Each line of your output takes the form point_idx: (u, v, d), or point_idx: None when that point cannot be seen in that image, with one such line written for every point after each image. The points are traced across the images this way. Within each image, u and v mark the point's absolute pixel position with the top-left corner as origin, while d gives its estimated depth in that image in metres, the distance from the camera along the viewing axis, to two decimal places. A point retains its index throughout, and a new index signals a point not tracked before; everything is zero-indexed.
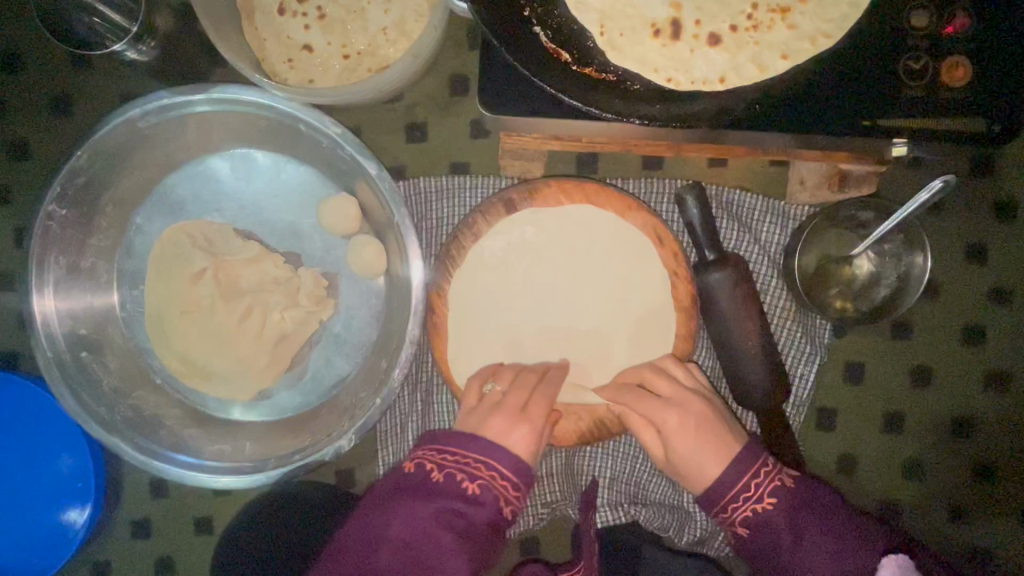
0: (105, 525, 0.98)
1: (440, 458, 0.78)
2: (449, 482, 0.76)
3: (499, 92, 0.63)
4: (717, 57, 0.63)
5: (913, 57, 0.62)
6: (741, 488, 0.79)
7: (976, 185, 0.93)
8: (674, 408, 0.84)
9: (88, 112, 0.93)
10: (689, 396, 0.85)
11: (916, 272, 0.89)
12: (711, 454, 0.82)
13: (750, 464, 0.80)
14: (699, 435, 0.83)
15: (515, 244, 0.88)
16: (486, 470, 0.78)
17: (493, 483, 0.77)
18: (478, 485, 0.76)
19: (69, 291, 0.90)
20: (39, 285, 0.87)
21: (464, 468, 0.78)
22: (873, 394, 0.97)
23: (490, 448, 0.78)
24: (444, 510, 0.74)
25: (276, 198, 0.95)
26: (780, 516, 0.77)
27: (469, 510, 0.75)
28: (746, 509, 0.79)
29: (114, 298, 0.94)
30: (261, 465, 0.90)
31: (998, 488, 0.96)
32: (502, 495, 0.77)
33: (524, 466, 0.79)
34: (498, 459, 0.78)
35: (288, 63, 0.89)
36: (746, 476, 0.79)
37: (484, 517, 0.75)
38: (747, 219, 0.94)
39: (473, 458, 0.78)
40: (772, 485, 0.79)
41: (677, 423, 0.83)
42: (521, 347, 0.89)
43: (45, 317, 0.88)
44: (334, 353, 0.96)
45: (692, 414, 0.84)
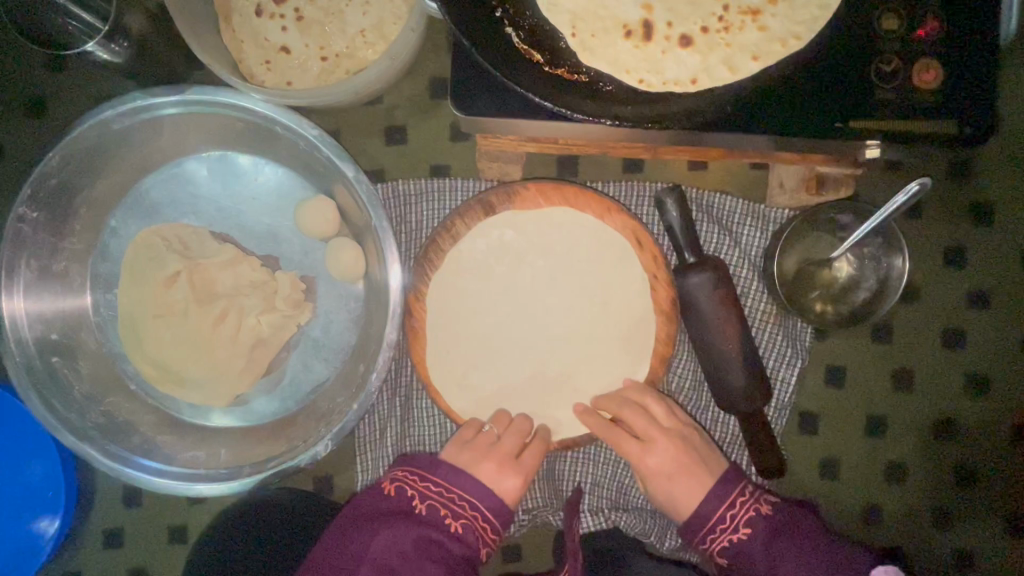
0: (76, 535, 0.96)
1: (427, 488, 0.82)
2: (433, 515, 0.80)
3: (472, 93, 0.63)
4: (689, 58, 0.62)
5: (885, 60, 0.62)
6: (719, 519, 0.82)
7: (955, 188, 0.94)
8: (653, 450, 0.86)
9: (61, 113, 0.91)
10: (667, 436, 0.87)
11: (895, 274, 0.89)
12: (690, 488, 0.86)
13: (726, 495, 0.84)
14: (675, 479, 0.86)
15: (495, 248, 0.88)
16: (468, 508, 0.81)
17: (473, 521, 0.81)
18: (460, 523, 0.80)
19: (41, 294, 0.89)
20: (9, 286, 0.85)
21: (447, 503, 0.81)
22: (854, 398, 0.97)
23: (473, 488, 0.82)
24: (426, 543, 0.78)
25: (254, 201, 0.94)
26: (758, 546, 0.80)
27: (449, 546, 0.78)
28: (723, 540, 0.82)
29: (87, 300, 0.93)
30: (235, 473, 0.88)
31: (981, 492, 0.96)
32: (481, 534, 0.81)
33: (502, 507, 0.83)
34: (481, 498, 0.82)
35: (265, 65, 0.88)
36: (724, 507, 0.83)
37: (462, 554, 0.78)
38: (728, 222, 0.94)
39: (456, 493, 0.82)
40: (747, 514, 0.82)
41: (657, 464, 0.86)
42: (501, 352, 0.89)
43: (15, 319, 0.86)
44: (312, 358, 0.95)
45: (671, 453, 0.86)
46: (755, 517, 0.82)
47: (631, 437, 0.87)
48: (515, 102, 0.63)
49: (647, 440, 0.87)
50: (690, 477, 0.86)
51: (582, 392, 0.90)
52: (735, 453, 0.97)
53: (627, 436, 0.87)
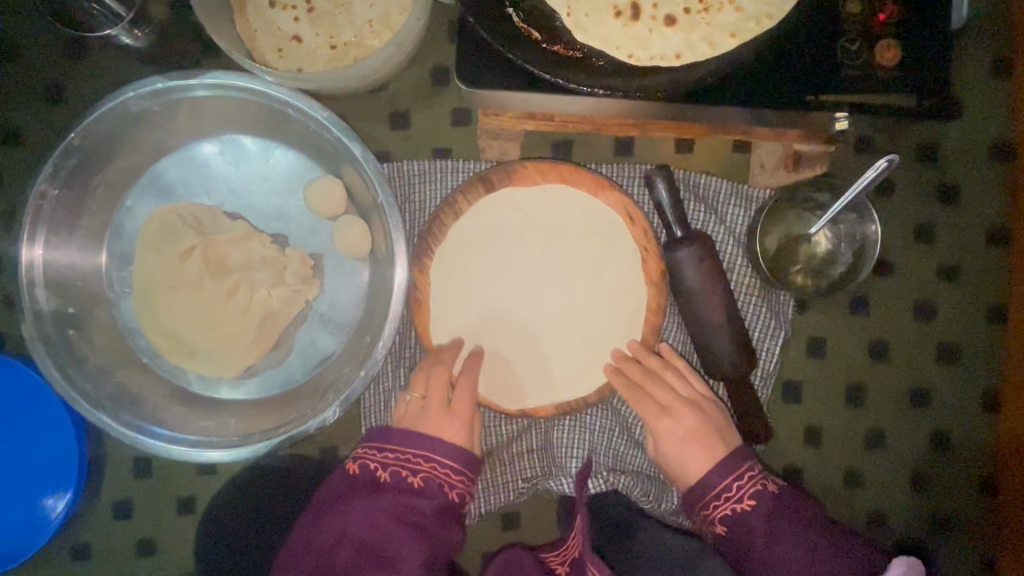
0: (87, 506, 0.98)
1: (384, 457, 0.86)
2: (395, 479, 0.84)
3: (475, 68, 0.68)
4: (674, 36, 0.68)
5: (849, 40, 0.69)
6: (724, 488, 0.87)
7: (923, 169, 1.00)
8: (670, 416, 0.92)
9: (80, 97, 0.96)
10: (685, 407, 0.92)
11: (870, 244, 0.94)
12: (701, 456, 0.89)
13: (735, 467, 0.88)
14: (686, 444, 0.90)
15: (495, 224, 0.93)
16: (427, 462, 0.85)
17: (435, 473, 0.85)
18: (421, 477, 0.85)
19: (60, 243, 0.93)
20: (31, 236, 0.90)
21: (406, 464, 0.85)
22: (835, 368, 1.02)
23: (429, 445, 0.86)
24: (394, 506, 0.82)
25: (265, 181, 0.99)
26: (758, 518, 0.84)
27: (415, 503, 0.83)
28: (725, 508, 0.86)
29: (101, 258, 0.96)
30: (245, 439, 0.92)
31: (954, 456, 1.01)
32: (446, 482, 0.85)
33: (464, 453, 0.86)
34: (437, 449, 0.86)
35: (277, 52, 0.93)
36: (731, 478, 0.87)
37: (430, 506, 0.83)
38: (713, 201, 1.00)
39: (411, 453, 0.86)
40: (753, 488, 0.86)
41: (671, 429, 0.91)
42: (501, 322, 0.94)
43: (32, 265, 0.90)
44: (320, 332, 0.99)
45: (686, 424, 0.91)
46: (760, 492, 0.86)
47: (652, 403, 0.92)
48: (514, 76, 0.68)
49: (666, 407, 0.92)
50: (703, 446, 0.90)
51: (580, 361, 0.94)
52: None
53: (649, 402, 0.92)
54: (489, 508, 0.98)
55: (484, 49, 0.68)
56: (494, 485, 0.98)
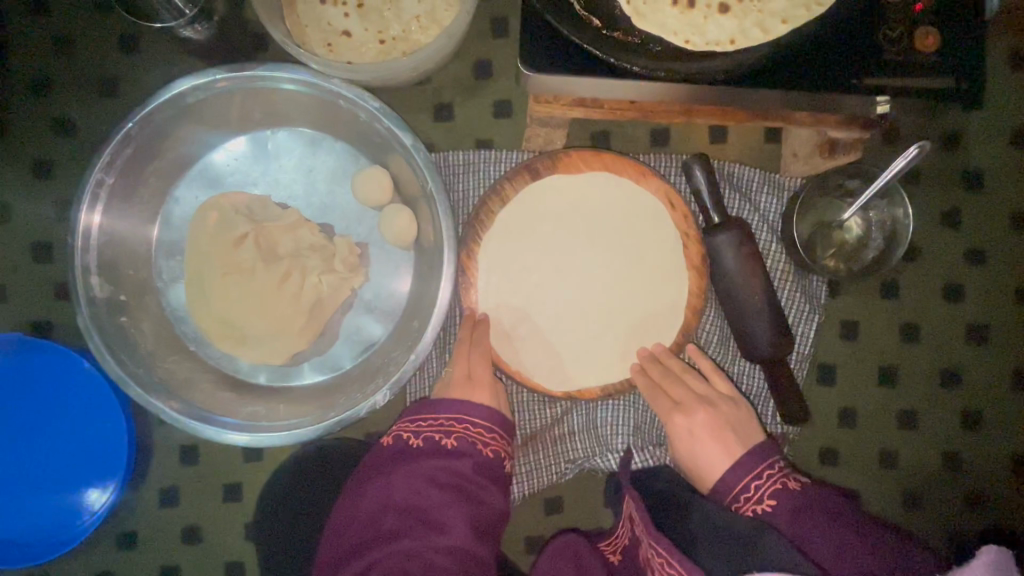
0: (134, 493, 0.98)
1: (419, 426, 0.87)
2: (431, 444, 0.85)
3: (539, 52, 0.70)
4: (727, 23, 0.72)
5: (890, 27, 0.73)
6: (743, 489, 0.85)
7: (948, 156, 1.04)
8: (682, 411, 0.93)
9: (135, 91, 0.99)
10: (698, 403, 0.93)
11: (902, 226, 0.98)
12: (720, 453, 0.90)
13: (753, 466, 0.87)
14: (698, 440, 0.91)
15: (540, 210, 0.95)
16: (459, 423, 0.86)
17: (468, 433, 0.86)
18: (455, 438, 0.85)
19: (118, 213, 0.94)
20: (91, 201, 0.90)
21: (439, 428, 0.86)
22: (867, 351, 1.05)
23: (459, 408, 0.87)
24: (433, 468, 0.82)
25: (312, 172, 1.01)
26: (780, 519, 0.80)
27: (453, 462, 0.83)
28: (748, 510, 0.84)
29: (153, 235, 0.98)
30: (298, 422, 0.93)
31: (983, 434, 1.04)
32: (479, 441, 0.86)
33: (494, 412, 0.88)
34: (468, 410, 0.87)
35: (327, 47, 0.97)
36: (749, 477, 0.86)
37: (468, 463, 0.84)
38: (747, 190, 1.04)
39: (444, 417, 0.87)
40: (772, 488, 0.84)
41: (682, 424, 0.93)
42: (546, 306, 0.96)
43: (88, 232, 0.91)
44: (366, 318, 1.01)
45: (700, 420, 0.92)
46: (780, 492, 0.82)
47: (668, 400, 0.94)
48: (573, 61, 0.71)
49: (680, 403, 0.94)
50: (720, 443, 0.91)
51: (622, 344, 0.96)
52: (761, 406, 1.04)
53: (664, 400, 0.94)
54: (530, 488, 1.00)
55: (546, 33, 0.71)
56: (538, 466, 0.99)
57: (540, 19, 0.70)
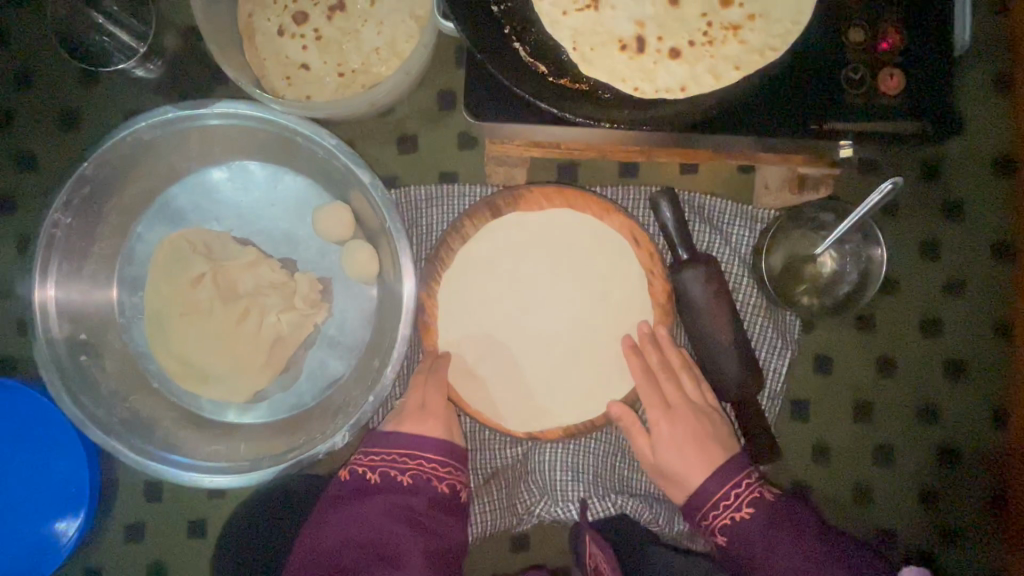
0: (100, 528, 0.99)
1: (373, 461, 0.86)
2: (387, 480, 0.84)
3: (481, 100, 0.69)
4: (678, 68, 0.69)
5: (853, 68, 0.69)
6: (722, 496, 0.85)
7: (927, 185, 1.01)
8: (673, 415, 0.91)
9: (93, 126, 0.97)
10: (690, 408, 0.92)
11: (875, 266, 0.95)
12: (698, 465, 0.87)
13: (733, 474, 0.86)
14: (685, 443, 0.89)
15: (502, 246, 0.93)
16: (412, 460, 0.85)
17: (421, 469, 0.85)
18: (409, 474, 0.85)
19: (71, 281, 0.94)
20: (43, 276, 0.91)
21: (392, 463, 0.85)
22: (842, 387, 1.02)
23: (412, 443, 0.86)
24: (388, 504, 0.82)
25: (273, 206, 1.00)
26: (757, 527, 0.82)
27: (406, 499, 0.83)
28: (725, 517, 0.84)
29: (113, 294, 0.97)
30: (255, 464, 0.93)
31: (961, 470, 1.01)
32: (433, 475, 0.86)
33: (447, 444, 0.87)
34: (420, 445, 0.86)
35: (286, 80, 0.94)
36: (727, 486, 0.85)
37: (421, 500, 0.83)
38: (718, 221, 1.01)
39: (397, 453, 0.86)
40: (751, 496, 0.84)
41: (669, 428, 0.90)
42: (510, 344, 0.94)
43: (45, 305, 0.91)
44: (328, 354, 0.99)
45: (689, 423, 0.90)
46: (758, 500, 0.84)
47: (658, 397, 0.92)
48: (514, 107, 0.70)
49: (672, 405, 0.91)
50: (699, 454, 0.88)
51: (587, 382, 0.94)
52: None
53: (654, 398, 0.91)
54: (494, 530, 0.99)
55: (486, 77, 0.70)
56: (500, 508, 0.99)
57: (482, 68, 0.69)
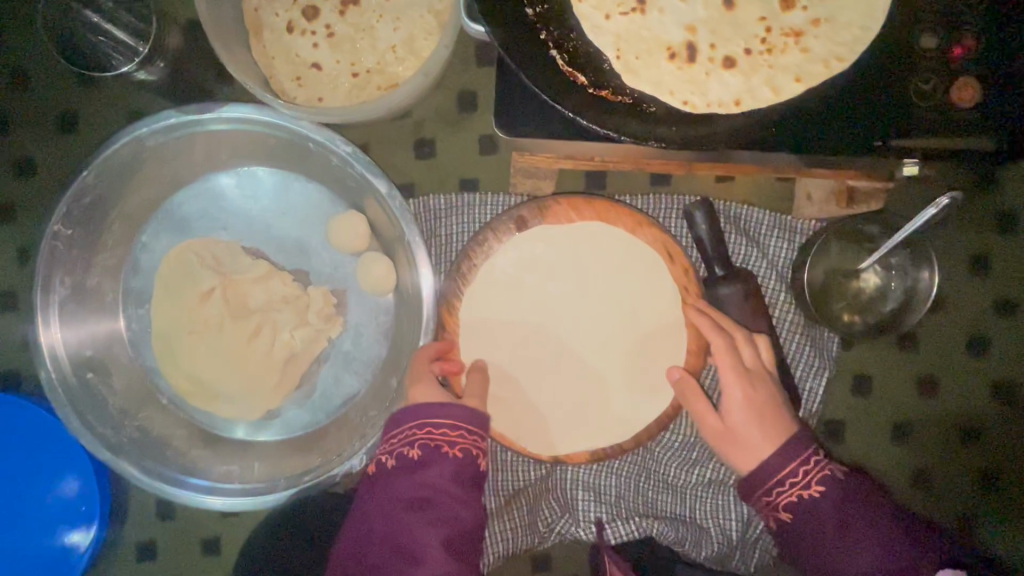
0: (111, 545, 0.96)
1: (386, 442, 0.76)
2: (398, 461, 0.73)
3: (517, 116, 0.68)
4: (732, 79, 0.66)
5: (924, 79, 0.64)
6: (790, 473, 0.75)
7: (977, 197, 0.95)
8: (746, 382, 0.80)
9: (93, 129, 0.91)
10: (762, 374, 0.82)
11: (923, 287, 0.89)
12: (762, 436, 0.79)
13: (801, 451, 0.76)
14: (757, 413, 0.79)
15: (527, 260, 0.88)
16: (421, 430, 0.74)
17: (431, 438, 0.74)
18: (419, 446, 0.73)
19: (75, 320, 0.90)
20: (45, 318, 0.87)
21: (404, 439, 0.74)
22: (882, 406, 0.97)
23: (420, 412, 0.75)
24: (401, 489, 0.72)
25: (285, 215, 0.94)
26: (829, 506, 0.74)
27: (418, 477, 0.72)
28: (791, 495, 0.75)
29: (119, 324, 0.93)
30: (271, 486, 0.89)
31: (1006, 496, 0.96)
32: (446, 442, 0.74)
33: (457, 408, 0.75)
34: (429, 413, 0.75)
35: (296, 80, 0.88)
36: (796, 462, 0.75)
37: (434, 475, 0.72)
38: (755, 233, 0.95)
39: (407, 426, 0.75)
40: (820, 474, 0.75)
41: (744, 396, 0.80)
42: (536, 364, 0.89)
43: (52, 347, 0.87)
44: (343, 371, 0.94)
45: (759, 392, 0.80)
46: (828, 479, 0.74)
47: (734, 363, 0.80)
48: (554, 124, 0.68)
49: (747, 371, 0.81)
50: (765, 426, 0.79)
51: (615, 404, 0.89)
52: None
53: (729, 361, 0.80)
54: (513, 551, 0.94)
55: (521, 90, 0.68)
56: (521, 528, 0.94)
57: (515, 80, 0.67)
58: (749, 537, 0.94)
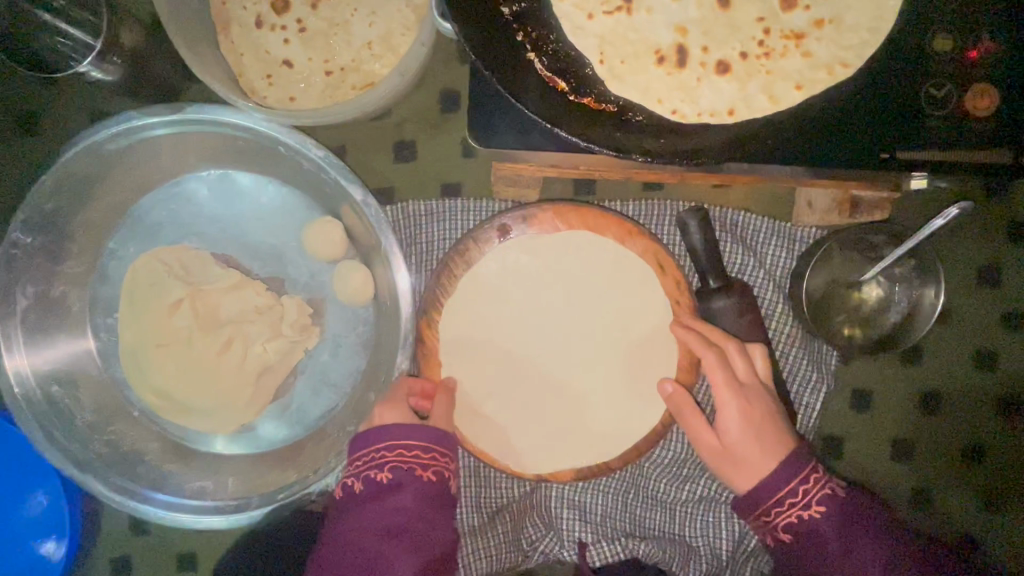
0: (84, 560, 0.94)
1: (356, 464, 0.71)
2: (367, 485, 0.70)
3: (494, 127, 0.68)
4: (726, 86, 0.62)
5: (936, 83, 0.61)
6: (789, 493, 0.70)
7: (985, 205, 0.90)
8: (739, 397, 0.76)
9: (53, 131, 0.87)
10: (758, 387, 0.77)
11: (927, 305, 0.84)
12: (761, 452, 0.74)
13: (800, 469, 0.71)
14: (753, 429, 0.75)
15: (510, 270, 0.83)
16: (390, 452, 0.70)
17: (402, 461, 0.70)
18: (388, 470, 0.69)
19: (41, 343, 0.86)
20: (8, 345, 0.83)
21: (372, 461, 0.70)
22: (881, 423, 0.92)
23: (390, 433, 0.70)
24: (372, 515, 0.69)
25: (258, 220, 0.90)
26: (830, 528, 0.69)
27: (388, 502, 0.68)
28: (791, 515, 0.70)
29: (90, 344, 0.89)
30: (243, 504, 0.86)
31: (1010, 519, 0.91)
32: (417, 464, 0.70)
33: (429, 427, 0.71)
34: (398, 433, 0.70)
35: (267, 79, 0.83)
36: (796, 481, 0.70)
37: (405, 499, 0.68)
38: (752, 241, 0.90)
39: (376, 449, 0.70)
40: (820, 492, 0.71)
41: (738, 412, 0.75)
42: (521, 381, 0.83)
43: (19, 374, 0.84)
44: (320, 384, 0.90)
45: (754, 407, 0.76)
46: (829, 498, 0.70)
47: (725, 376, 0.75)
48: (537, 136, 0.68)
49: (741, 385, 0.77)
50: (763, 440, 0.74)
51: (602, 422, 0.83)
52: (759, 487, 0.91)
53: (722, 375, 0.75)
54: (495, 570, 0.91)
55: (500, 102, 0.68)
56: (503, 545, 0.91)
57: (489, 86, 0.68)
58: (740, 555, 0.91)
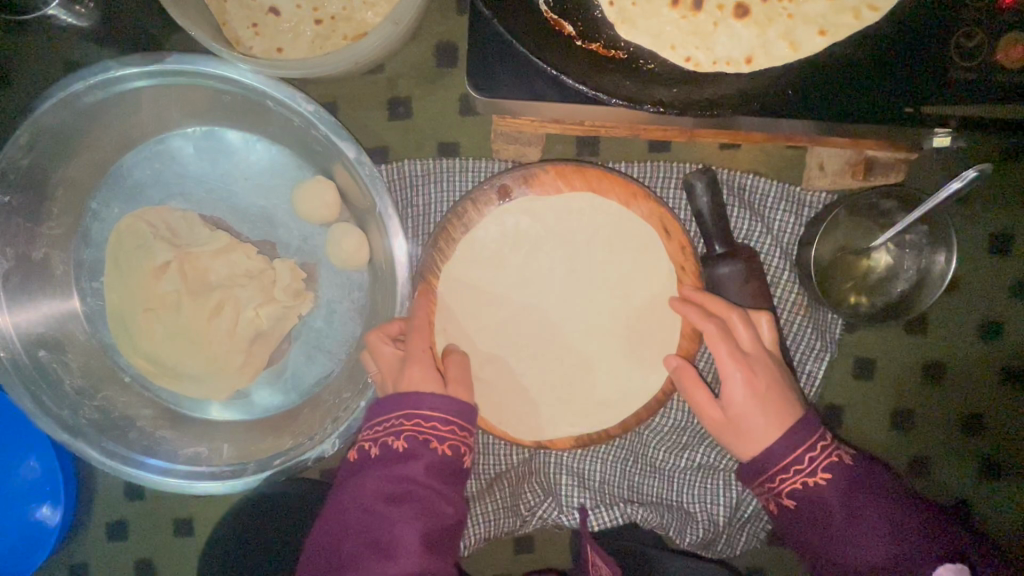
0: (81, 526, 0.93)
1: (372, 430, 0.69)
2: (383, 452, 0.67)
3: (496, 79, 0.65)
4: (744, 31, 0.62)
5: (967, 33, 0.59)
6: (794, 460, 0.69)
7: (998, 171, 0.88)
8: (745, 366, 0.73)
9: (28, 84, 0.84)
10: (765, 357, 0.75)
11: (937, 271, 0.82)
12: (766, 423, 0.72)
13: (806, 437, 0.70)
14: (763, 401, 0.72)
15: (509, 234, 0.80)
16: (408, 420, 0.67)
17: (421, 431, 0.67)
18: (403, 438, 0.67)
19: (27, 302, 0.83)
20: None
21: (388, 430, 0.68)
22: (881, 392, 0.91)
23: (410, 403, 0.68)
24: (379, 482, 0.66)
25: (246, 180, 0.87)
26: (833, 494, 0.69)
27: (398, 469, 0.66)
28: (795, 482, 0.70)
29: (76, 305, 0.87)
30: (240, 470, 0.83)
31: (1008, 487, 0.91)
32: (434, 437, 0.67)
33: (453, 401, 0.68)
34: (421, 404, 0.68)
35: (252, 28, 0.78)
36: (801, 449, 0.69)
37: (421, 468, 0.66)
38: (760, 206, 0.87)
39: (395, 418, 0.68)
40: (828, 460, 0.70)
41: (744, 384, 0.73)
42: (518, 347, 0.81)
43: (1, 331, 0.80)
44: (315, 350, 0.88)
45: (761, 376, 0.73)
46: (836, 465, 0.70)
47: (730, 347, 0.73)
48: (544, 88, 0.65)
49: (747, 356, 0.74)
50: (769, 413, 0.72)
51: (601, 390, 0.82)
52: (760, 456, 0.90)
53: (727, 345, 0.73)
54: (494, 534, 0.91)
55: (502, 48, 0.65)
56: (502, 510, 0.91)
57: (491, 30, 0.65)
58: (736, 521, 0.91)
